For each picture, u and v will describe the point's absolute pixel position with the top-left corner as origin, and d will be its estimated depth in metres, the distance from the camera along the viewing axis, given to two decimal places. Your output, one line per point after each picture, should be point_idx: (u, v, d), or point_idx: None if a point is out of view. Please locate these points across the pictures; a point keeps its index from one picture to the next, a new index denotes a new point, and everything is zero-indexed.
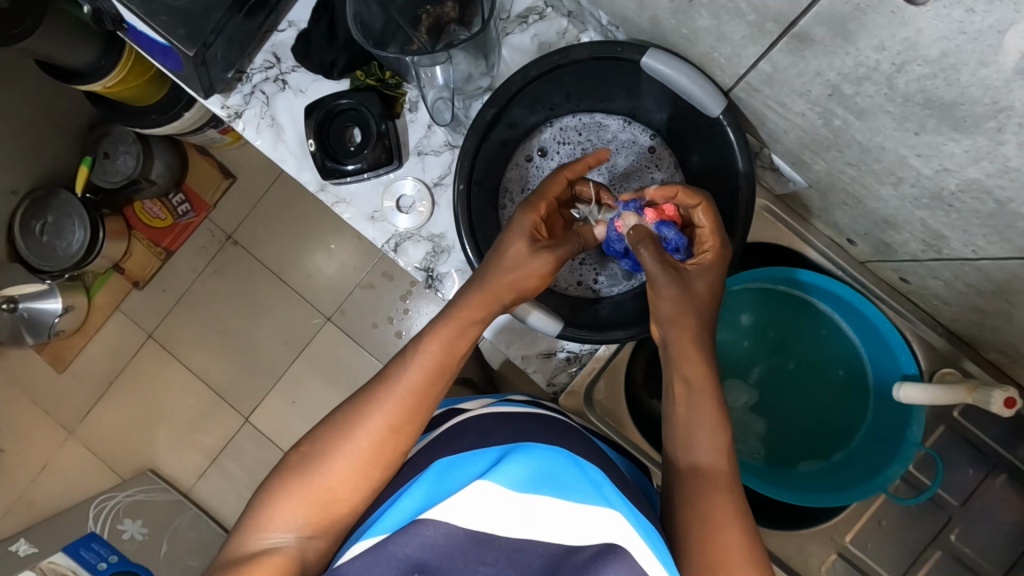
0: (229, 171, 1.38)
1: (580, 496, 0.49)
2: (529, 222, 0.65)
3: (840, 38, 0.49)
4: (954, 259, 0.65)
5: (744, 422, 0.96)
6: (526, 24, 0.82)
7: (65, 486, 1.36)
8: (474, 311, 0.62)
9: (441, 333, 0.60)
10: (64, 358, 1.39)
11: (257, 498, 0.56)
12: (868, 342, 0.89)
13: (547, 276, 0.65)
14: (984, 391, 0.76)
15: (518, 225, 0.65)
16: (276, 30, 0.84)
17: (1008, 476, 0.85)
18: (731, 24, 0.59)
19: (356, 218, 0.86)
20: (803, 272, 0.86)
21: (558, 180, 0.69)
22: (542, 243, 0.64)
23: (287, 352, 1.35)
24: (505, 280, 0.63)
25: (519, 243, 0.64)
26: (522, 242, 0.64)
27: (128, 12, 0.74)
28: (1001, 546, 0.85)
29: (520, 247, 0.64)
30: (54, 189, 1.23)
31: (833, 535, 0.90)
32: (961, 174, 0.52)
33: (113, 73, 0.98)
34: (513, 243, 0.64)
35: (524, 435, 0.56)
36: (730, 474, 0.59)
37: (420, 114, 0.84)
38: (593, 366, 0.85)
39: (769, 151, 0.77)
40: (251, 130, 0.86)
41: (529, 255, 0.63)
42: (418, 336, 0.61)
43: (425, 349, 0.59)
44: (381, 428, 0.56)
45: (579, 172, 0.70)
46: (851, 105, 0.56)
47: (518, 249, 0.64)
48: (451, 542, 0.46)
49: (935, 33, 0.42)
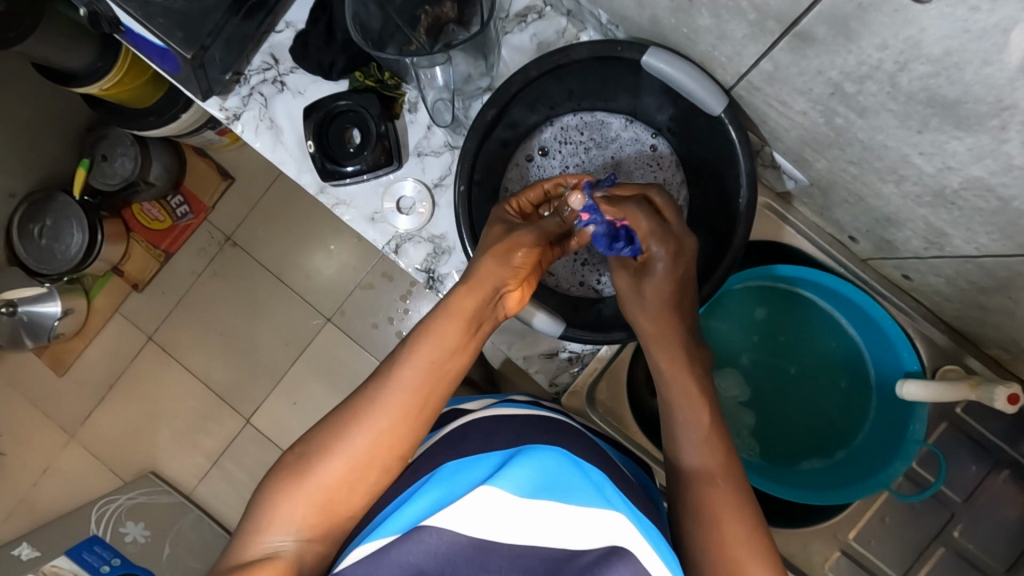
0: (228, 172, 1.37)
1: (582, 500, 0.49)
2: (506, 212, 0.70)
3: (841, 37, 0.49)
4: (956, 257, 0.65)
5: (736, 416, 0.96)
6: (525, 23, 0.81)
7: (65, 489, 1.36)
8: (469, 307, 0.61)
9: (435, 332, 0.59)
10: (63, 361, 1.38)
11: (256, 501, 0.56)
12: (869, 340, 0.89)
13: (534, 250, 0.65)
14: (986, 388, 0.76)
15: (495, 216, 0.69)
16: (274, 31, 0.83)
17: (1011, 472, 0.85)
18: (732, 23, 0.58)
19: (356, 220, 0.86)
20: (792, 267, 0.86)
21: (534, 188, 0.71)
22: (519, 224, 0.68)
23: (287, 353, 1.35)
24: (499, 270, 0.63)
25: (496, 228, 0.67)
26: (501, 224, 0.68)
27: (124, 14, 0.73)
28: (1004, 542, 0.85)
29: (497, 230, 0.67)
30: (52, 193, 1.22)
31: (836, 532, 0.90)
32: (964, 173, 0.52)
33: (110, 75, 0.97)
34: (494, 226, 0.68)
35: (526, 438, 0.56)
36: (732, 473, 0.59)
37: (420, 114, 0.84)
38: (595, 366, 0.85)
39: (770, 149, 0.77)
40: (250, 132, 0.86)
41: (508, 234, 0.66)
42: (414, 334, 0.60)
43: (419, 348, 0.59)
44: (376, 429, 0.56)
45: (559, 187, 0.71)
46: (853, 104, 0.56)
47: (495, 230, 0.67)
48: (454, 549, 0.46)
49: (938, 32, 0.42)
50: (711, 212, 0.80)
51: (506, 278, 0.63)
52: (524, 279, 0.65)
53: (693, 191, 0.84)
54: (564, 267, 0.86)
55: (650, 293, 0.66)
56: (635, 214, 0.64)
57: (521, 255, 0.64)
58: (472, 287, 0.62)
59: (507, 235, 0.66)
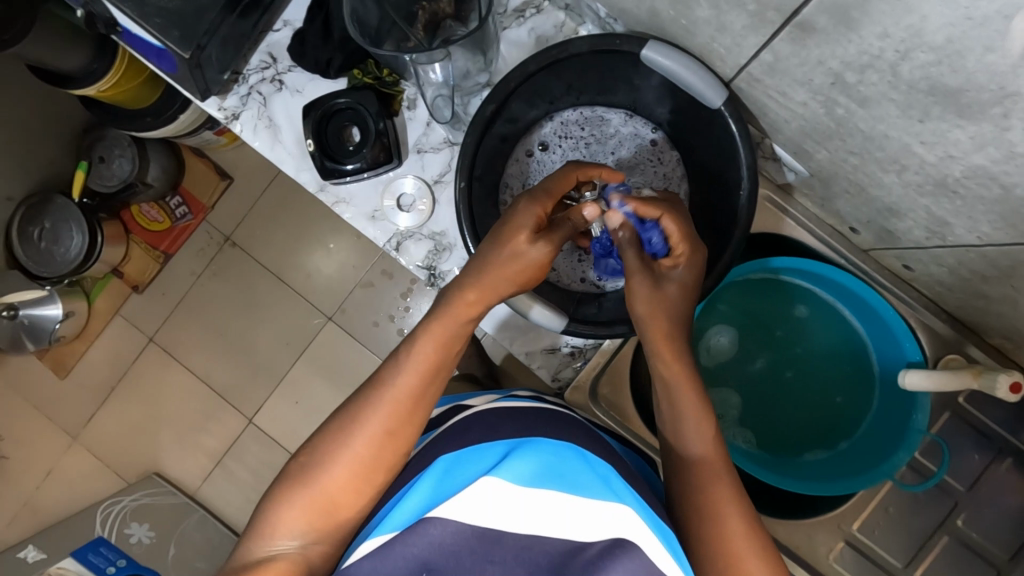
0: (225, 171, 1.37)
1: (590, 492, 0.49)
2: (533, 216, 0.62)
3: (842, 26, 0.49)
4: (958, 246, 0.65)
5: (730, 402, 0.96)
6: (523, 17, 0.81)
7: (69, 492, 1.36)
8: (468, 308, 0.61)
9: (434, 334, 0.59)
10: (64, 364, 1.38)
11: (260, 506, 0.56)
12: (873, 333, 0.89)
13: (542, 266, 0.63)
14: (989, 376, 0.76)
15: (523, 218, 0.62)
16: (271, 30, 0.83)
17: (1014, 460, 0.86)
18: (732, 14, 0.58)
19: (357, 218, 0.86)
20: (777, 260, 0.86)
21: (565, 175, 0.66)
22: (545, 233, 0.62)
23: (289, 353, 1.35)
24: (504, 273, 0.61)
25: (518, 237, 0.61)
26: (526, 233, 0.61)
27: (120, 14, 0.73)
28: (1007, 530, 0.85)
29: (519, 240, 0.61)
30: (51, 194, 1.23)
31: (840, 523, 0.89)
32: (966, 161, 0.52)
33: (106, 76, 0.97)
34: (517, 235, 0.61)
35: (529, 430, 0.56)
36: (724, 465, 0.60)
37: (419, 111, 0.84)
38: (598, 361, 0.85)
39: (770, 141, 0.77)
40: (248, 131, 0.86)
41: (527, 246, 0.61)
42: (412, 336, 0.60)
43: (418, 352, 0.58)
44: (379, 434, 0.56)
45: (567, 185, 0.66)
46: (853, 94, 0.56)
47: (518, 243, 0.61)
48: (458, 541, 0.46)
49: (940, 19, 0.42)
50: (711, 207, 0.80)
51: (514, 286, 0.63)
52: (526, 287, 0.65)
53: (694, 184, 0.84)
54: (566, 262, 0.87)
55: (672, 292, 0.65)
56: (668, 216, 0.64)
57: (531, 269, 0.62)
58: (481, 291, 0.61)
59: (528, 251, 0.61)
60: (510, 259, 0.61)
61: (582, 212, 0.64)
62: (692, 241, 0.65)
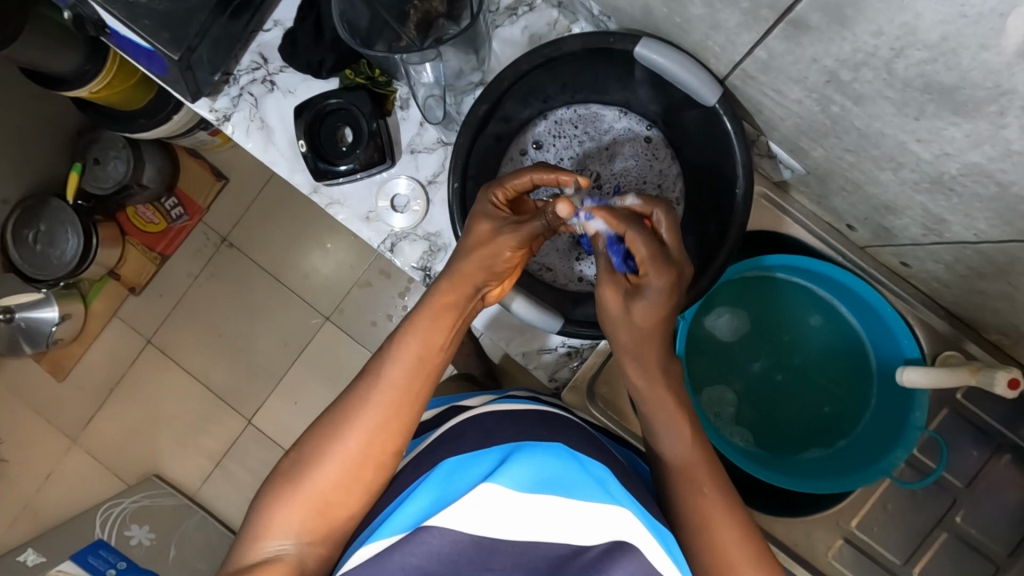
0: (221, 172, 1.36)
1: (585, 494, 0.48)
2: (493, 201, 0.65)
3: (836, 24, 0.48)
4: (955, 243, 0.65)
5: (726, 399, 0.95)
6: (516, 16, 0.81)
7: (69, 495, 1.36)
8: (449, 296, 0.62)
9: (418, 327, 0.60)
10: (62, 366, 1.38)
11: (253, 509, 0.55)
12: (869, 328, 0.88)
13: (518, 250, 0.63)
14: (988, 372, 0.76)
15: (482, 208, 0.65)
16: (262, 30, 0.83)
17: (1012, 455, 0.86)
18: (725, 12, 0.58)
19: (351, 219, 0.85)
20: (771, 257, 0.85)
21: (522, 177, 0.64)
22: (507, 221, 0.64)
23: (288, 353, 1.35)
24: (477, 262, 0.62)
25: (484, 224, 0.64)
26: (487, 221, 0.64)
27: (109, 17, 0.72)
28: (1005, 526, 0.85)
29: (485, 226, 0.64)
30: (46, 197, 1.22)
31: (839, 520, 0.89)
32: (962, 159, 0.52)
33: (98, 78, 0.96)
34: (479, 224, 0.64)
35: (526, 434, 0.55)
36: (718, 468, 0.60)
37: (411, 111, 0.83)
38: (594, 361, 0.84)
39: (766, 138, 0.76)
40: (240, 133, 0.85)
41: (494, 233, 0.63)
42: (398, 333, 0.61)
43: (406, 346, 0.59)
44: (368, 430, 0.56)
45: (523, 186, 0.65)
46: (849, 91, 0.56)
47: (481, 229, 0.64)
48: (457, 549, 0.45)
49: (934, 17, 0.41)
50: (705, 206, 0.80)
51: (487, 274, 0.63)
52: (508, 275, 0.67)
53: (689, 182, 0.83)
54: (561, 262, 0.86)
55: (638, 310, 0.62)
56: (633, 236, 0.61)
57: (507, 257, 0.63)
58: (454, 284, 0.62)
59: (492, 237, 0.63)
60: (476, 245, 0.63)
61: (557, 210, 0.61)
62: (659, 261, 0.61)
